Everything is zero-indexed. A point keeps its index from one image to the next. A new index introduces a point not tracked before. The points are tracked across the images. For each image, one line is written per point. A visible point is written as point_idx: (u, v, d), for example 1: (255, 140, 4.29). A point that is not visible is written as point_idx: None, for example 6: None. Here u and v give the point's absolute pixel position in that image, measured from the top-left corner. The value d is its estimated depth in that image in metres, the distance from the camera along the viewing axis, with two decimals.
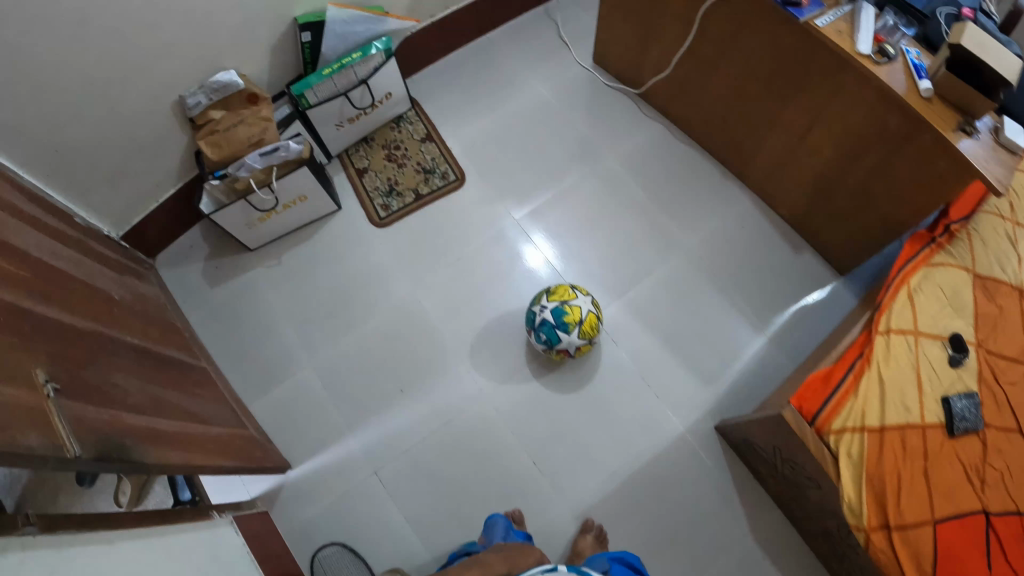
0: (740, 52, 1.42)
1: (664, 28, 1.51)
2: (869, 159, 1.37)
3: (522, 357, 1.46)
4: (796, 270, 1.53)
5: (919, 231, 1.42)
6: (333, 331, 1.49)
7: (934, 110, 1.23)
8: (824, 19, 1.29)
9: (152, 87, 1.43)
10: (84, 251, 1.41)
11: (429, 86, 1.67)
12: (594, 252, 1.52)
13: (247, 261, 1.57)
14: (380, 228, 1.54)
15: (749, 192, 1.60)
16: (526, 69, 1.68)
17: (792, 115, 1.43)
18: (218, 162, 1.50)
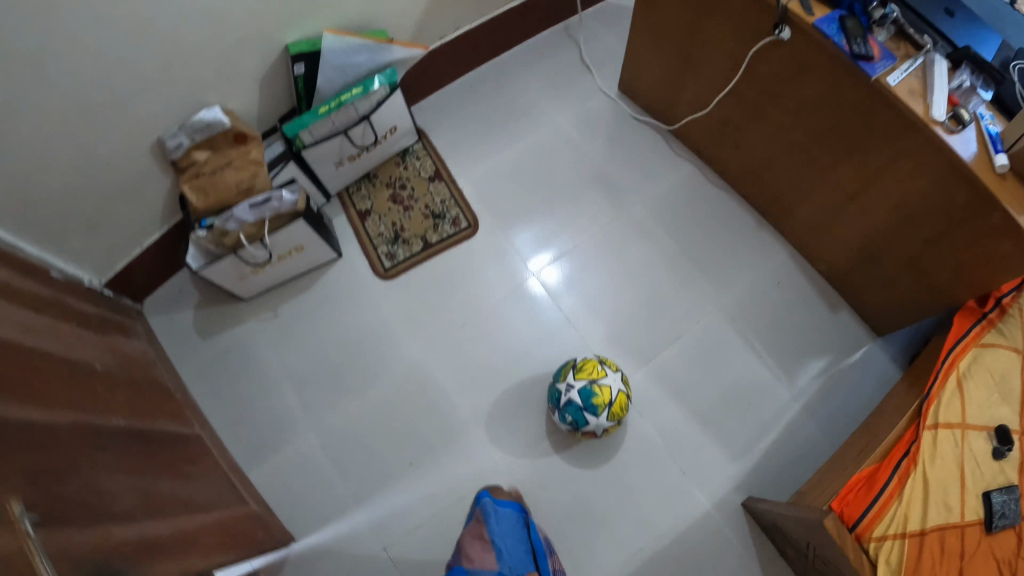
0: (792, 101, 1.28)
1: (703, 64, 1.37)
2: (929, 230, 1.25)
3: (542, 427, 1.33)
4: (834, 331, 1.43)
5: (969, 305, 1.29)
6: (337, 395, 1.37)
7: (1007, 188, 1.11)
8: (897, 77, 1.16)
9: (131, 124, 1.26)
10: (61, 314, 1.28)
11: (437, 114, 1.52)
12: (620, 311, 1.40)
13: (241, 313, 1.45)
14: (386, 281, 1.41)
15: (786, 243, 1.48)
16: (545, 97, 1.53)
17: (846, 173, 1.30)
18: (204, 210, 1.36)
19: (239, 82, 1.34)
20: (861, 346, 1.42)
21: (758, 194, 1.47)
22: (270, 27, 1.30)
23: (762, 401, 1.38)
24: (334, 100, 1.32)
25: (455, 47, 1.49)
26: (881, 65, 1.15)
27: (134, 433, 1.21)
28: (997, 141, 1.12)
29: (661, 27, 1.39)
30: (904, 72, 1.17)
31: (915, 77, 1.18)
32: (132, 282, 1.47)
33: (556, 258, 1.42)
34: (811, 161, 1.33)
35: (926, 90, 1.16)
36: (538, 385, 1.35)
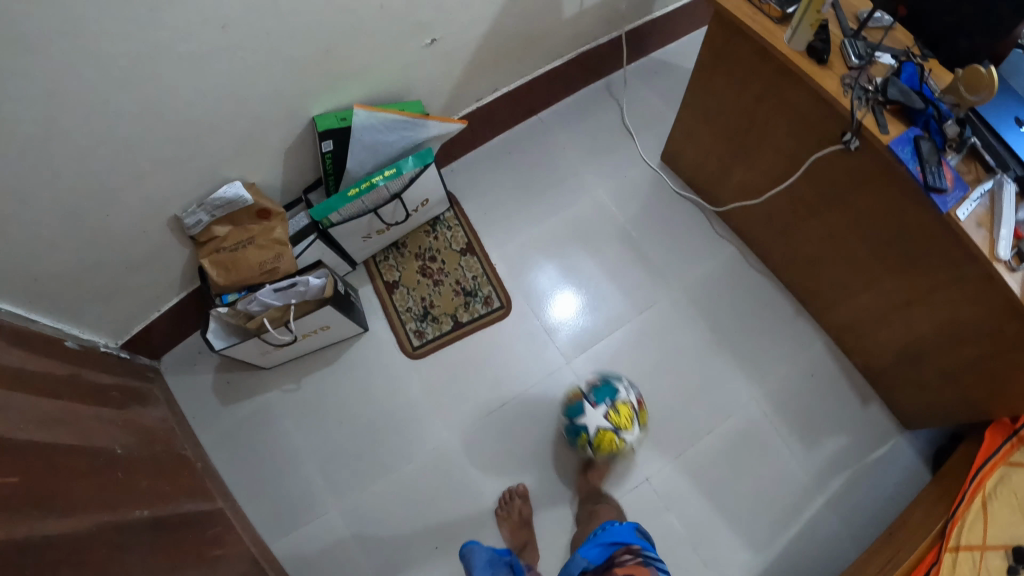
0: (850, 208, 1.25)
1: (759, 149, 1.33)
2: (973, 352, 1.21)
3: (571, 516, 1.29)
4: (863, 426, 1.41)
5: (1002, 421, 1.28)
6: (361, 474, 1.33)
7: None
8: (966, 209, 1.11)
9: (157, 187, 1.18)
10: (80, 394, 1.18)
11: (470, 178, 1.48)
12: (652, 403, 1.37)
13: (263, 381, 1.39)
14: (413, 360, 1.38)
15: (822, 333, 1.46)
16: (583, 164, 1.50)
17: (901, 284, 1.26)
18: (224, 286, 1.29)
19: (273, 148, 1.27)
20: (888, 442, 1.41)
21: (799, 283, 1.44)
22: (311, 93, 1.22)
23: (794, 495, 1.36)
24: (365, 182, 1.26)
25: (490, 109, 1.46)
26: (954, 195, 1.12)
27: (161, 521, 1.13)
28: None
29: (712, 106, 1.35)
30: (975, 202, 1.12)
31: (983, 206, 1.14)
32: (151, 341, 1.39)
33: (594, 343, 1.39)
34: (860, 265, 1.30)
35: (995, 222, 1.11)
36: (569, 473, 1.32)
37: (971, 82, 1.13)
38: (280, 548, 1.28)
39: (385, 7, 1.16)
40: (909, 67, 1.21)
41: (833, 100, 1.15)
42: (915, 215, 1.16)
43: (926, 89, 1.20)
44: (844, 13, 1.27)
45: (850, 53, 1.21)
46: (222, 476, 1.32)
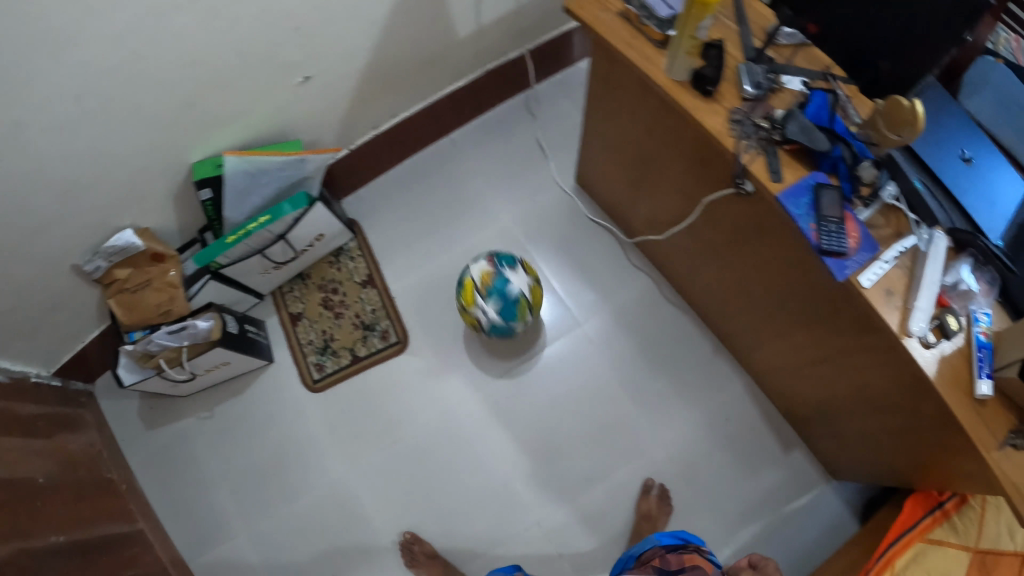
0: (753, 256, 1.16)
1: (659, 184, 1.24)
2: (894, 421, 1.14)
3: (468, 551, 1.28)
4: (785, 475, 1.35)
5: (928, 492, 1.25)
6: (266, 503, 1.35)
7: (984, 417, 1.01)
8: (875, 275, 1.03)
9: (61, 229, 1.18)
10: (6, 423, 1.17)
11: (374, 204, 1.47)
12: (546, 446, 1.33)
13: (180, 409, 1.42)
14: (312, 393, 1.38)
15: (743, 372, 1.39)
16: (491, 185, 1.46)
17: (817, 342, 1.18)
18: (130, 325, 1.32)
19: (171, 187, 1.27)
20: (812, 491, 1.35)
21: (716, 319, 1.36)
22: (204, 127, 1.20)
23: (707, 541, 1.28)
24: (242, 229, 1.25)
25: (392, 134, 1.43)
26: (857, 259, 1.03)
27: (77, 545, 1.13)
28: (986, 364, 1.01)
29: (614, 135, 1.25)
30: (887, 265, 1.04)
31: (899, 268, 1.05)
32: (83, 363, 1.42)
33: (498, 377, 1.36)
34: (768, 312, 1.23)
35: (912, 289, 1.04)
36: (468, 506, 1.31)
37: (895, 119, 0.99)
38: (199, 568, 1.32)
39: (268, 57, 1.15)
40: (817, 96, 1.06)
41: (716, 137, 1.02)
42: (816, 278, 1.07)
43: (836, 122, 1.06)
44: (751, 30, 1.12)
45: (745, 79, 1.06)
46: (147, 497, 1.36)
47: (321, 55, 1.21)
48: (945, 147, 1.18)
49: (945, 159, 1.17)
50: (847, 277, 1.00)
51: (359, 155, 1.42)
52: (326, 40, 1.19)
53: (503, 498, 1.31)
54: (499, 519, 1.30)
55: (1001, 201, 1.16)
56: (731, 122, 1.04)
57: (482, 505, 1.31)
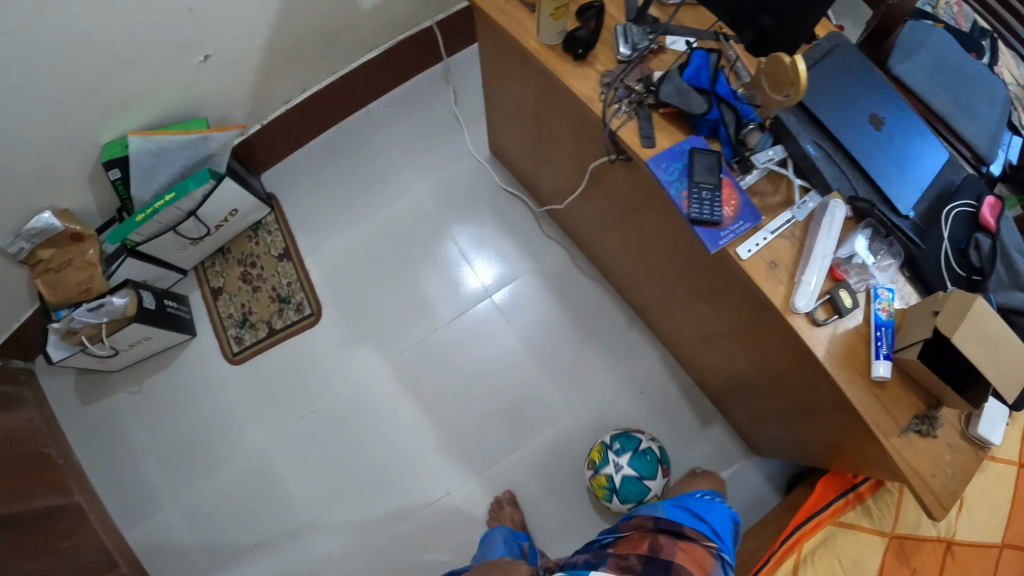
0: (639, 225, 1.15)
1: (554, 153, 1.24)
2: (789, 391, 1.13)
3: (383, 515, 1.33)
4: (700, 447, 1.35)
5: (842, 474, 1.19)
6: (193, 474, 1.38)
7: (885, 402, 1.00)
8: (750, 248, 0.99)
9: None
10: None
11: (293, 180, 1.50)
12: (458, 415, 1.37)
13: (111, 384, 1.44)
14: (233, 365, 1.42)
15: (659, 344, 1.41)
16: (405, 156, 1.50)
17: (711, 312, 1.16)
18: (55, 304, 1.31)
19: (89, 166, 1.26)
20: (730, 465, 1.35)
21: (626, 289, 1.38)
22: (120, 103, 1.19)
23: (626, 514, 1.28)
24: (150, 207, 1.27)
25: (306, 108, 1.45)
26: (733, 228, 0.98)
27: (15, 519, 1.17)
28: (882, 344, 0.99)
29: (509, 103, 1.25)
30: (770, 235, 0.99)
31: (787, 239, 1.00)
32: (26, 344, 1.41)
33: (411, 345, 1.41)
34: (661, 280, 1.23)
35: (799, 261, 0.99)
36: (384, 474, 1.35)
37: (776, 79, 0.95)
38: (136, 537, 1.35)
39: (181, 40, 1.16)
40: (697, 56, 1.02)
41: (584, 100, 1.01)
42: (691, 250, 1.06)
43: (720, 84, 1.01)
44: None
45: (622, 41, 1.03)
46: (84, 473, 1.38)
47: (235, 43, 1.24)
48: (858, 110, 1.10)
49: (857, 124, 1.09)
50: (721, 248, 0.96)
51: (275, 130, 1.44)
52: (238, 22, 1.20)
53: (422, 464, 1.36)
54: (412, 486, 1.34)
55: (919, 166, 1.10)
56: (603, 86, 1.01)
57: (394, 476, 1.35)
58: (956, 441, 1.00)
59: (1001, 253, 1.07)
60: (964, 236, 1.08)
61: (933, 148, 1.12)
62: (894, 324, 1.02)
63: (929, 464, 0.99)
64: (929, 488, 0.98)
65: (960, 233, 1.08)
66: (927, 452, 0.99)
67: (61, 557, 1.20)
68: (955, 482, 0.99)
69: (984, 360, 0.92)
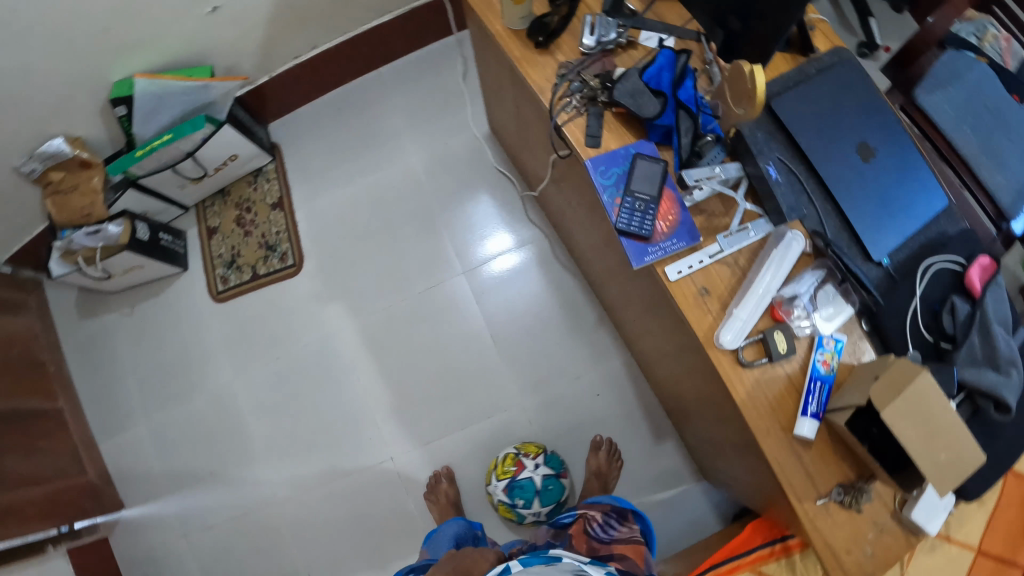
0: (595, 224, 1.10)
1: (530, 138, 1.19)
2: (726, 423, 1.06)
3: (326, 468, 1.37)
4: (648, 462, 1.30)
5: (774, 523, 1.15)
6: (166, 399, 1.47)
7: (806, 462, 0.94)
8: (682, 270, 0.93)
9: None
10: None
11: (298, 132, 1.53)
12: (415, 383, 1.37)
13: (108, 304, 1.55)
14: (217, 303, 1.48)
15: (622, 348, 1.33)
16: (405, 122, 1.50)
17: (661, 327, 1.10)
18: (62, 223, 1.42)
19: (100, 103, 1.34)
20: (677, 486, 1.29)
21: (598, 288, 1.31)
22: (130, 49, 1.24)
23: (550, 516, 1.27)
24: (150, 144, 1.33)
25: (314, 65, 1.47)
26: (665, 245, 0.93)
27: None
28: (811, 401, 0.92)
29: (493, 81, 1.21)
30: (706, 260, 0.94)
31: (728, 268, 0.94)
32: (33, 257, 1.53)
33: (383, 305, 1.40)
34: (619, 283, 1.17)
35: (735, 293, 0.93)
36: (336, 429, 1.38)
37: (734, 89, 0.90)
38: (108, 449, 1.47)
39: None
40: (663, 56, 0.97)
41: (536, 89, 1.00)
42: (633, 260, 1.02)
43: (683, 88, 0.97)
44: None
45: (587, 31, 1.00)
46: (70, 383, 1.50)
47: None
48: (844, 137, 1.01)
49: (838, 154, 1.00)
50: (644, 264, 0.91)
51: (283, 83, 1.47)
52: None
53: (371, 427, 1.37)
54: (358, 449, 1.36)
55: (905, 209, 1.00)
56: (558, 77, 0.99)
57: (340, 436, 1.38)
58: (883, 520, 0.92)
59: (979, 323, 0.97)
60: (939, 297, 1.01)
61: (928, 192, 1.02)
62: (835, 380, 0.94)
63: (847, 538, 0.92)
64: (842, 565, 0.92)
65: (936, 293, 1.00)
66: (848, 527, 0.92)
67: (32, 458, 1.33)
68: (873, 563, 0.92)
69: (918, 446, 0.82)
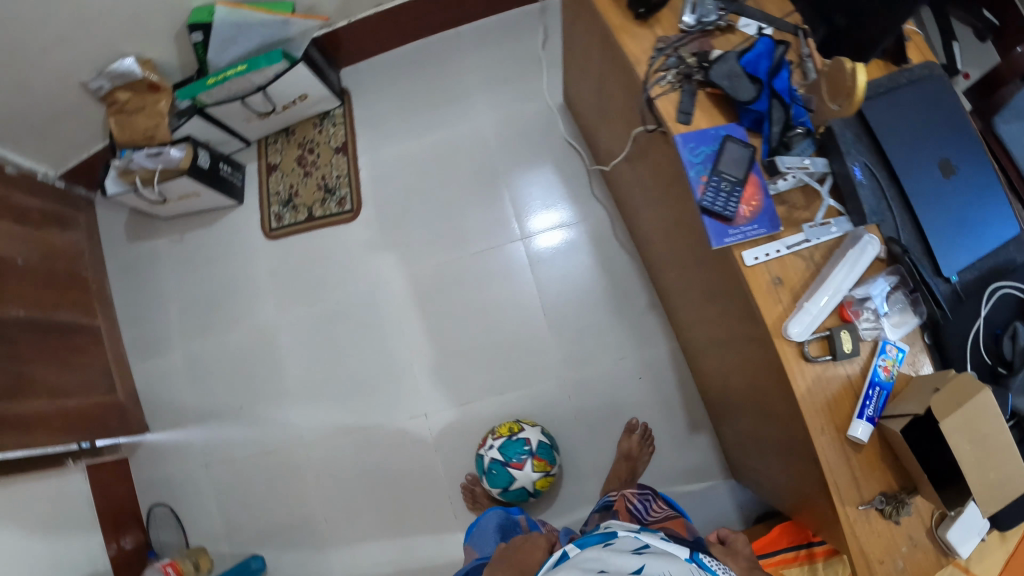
0: (665, 204, 1.11)
1: (613, 114, 1.18)
2: (772, 420, 1.06)
3: (354, 418, 1.41)
4: (679, 453, 1.31)
5: (802, 527, 1.15)
6: (204, 327, 1.50)
7: (853, 465, 0.94)
8: (758, 257, 0.94)
9: (64, 53, 1.29)
10: (7, 212, 1.38)
11: (370, 78, 1.51)
12: (456, 344, 1.38)
13: (158, 229, 1.57)
14: (268, 240, 1.47)
15: (671, 336, 1.33)
16: (480, 81, 1.45)
17: (720, 316, 1.10)
18: (122, 143, 1.43)
19: (176, 27, 1.35)
20: (704, 480, 1.30)
21: (655, 273, 1.30)
22: None
23: (566, 488, 1.32)
24: (224, 74, 1.32)
25: (395, 14, 1.44)
26: (747, 230, 0.93)
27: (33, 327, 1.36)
28: (869, 404, 0.92)
29: (578, 50, 1.20)
30: (784, 250, 0.94)
31: (804, 262, 0.94)
32: (91, 173, 1.57)
33: (438, 261, 1.40)
34: (681, 272, 1.19)
35: (808, 287, 0.93)
36: (372, 378, 1.41)
37: (833, 86, 0.88)
38: (140, 370, 1.53)
39: None
40: (762, 44, 0.96)
41: (630, 60, 0.99)
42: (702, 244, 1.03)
43: (779, 78, 0.96)
44: None
45: (688, 10, 0.99)
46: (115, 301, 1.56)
47: None
48: (925, 150, 1.00)
49: (922, 168, 0.99)
50: (723, 245, 0.92)
51: (361, 28, 1.44)
52: None
53: (406, 381, 1.39)
54: (391, 403, 1.39)
55: (981, 232, 0.99)
56: (654, 50, 0.99)
57: (374, 387, 1.40)
58: (918, 535, 0.94)
59: None
60: (1004, 321, 0.97)
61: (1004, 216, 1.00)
62: (893, 389, 0.94)
63: (881, 547, 0.93)
64: (872, 572, 0.93)
65: (1000, 317, 0.97)
66: (884, 536, 0.94)
67: (66, 373, 1.39)
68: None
69: (969, 460, 0.83)
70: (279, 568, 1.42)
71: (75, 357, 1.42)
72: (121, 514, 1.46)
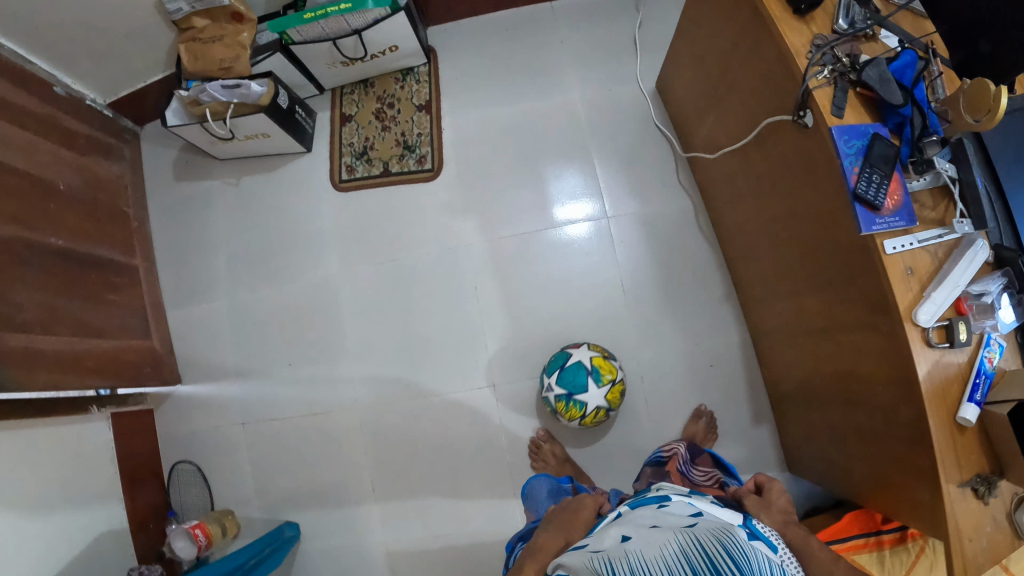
0: (776, 196, 1.17)
1: (727, 106, 1.24)
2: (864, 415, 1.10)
3: (415, 383, 1.37)
4: (739, 441, 1.35)
5: (870, 515, 1.21)
6: (256, 277, 1.45)
7: (954, 446, 0.91)
8: (899, 245, 0.93)
9: None
10: (53, 132, 1.27)
11: (458, 42, 1.52)
12: (528, 316, 1.37)
13: (211, 169, 1.51)
14: (336, 191, 1.46)
15: (742, 328, 1.38)
16: (572, 60, 1.48)
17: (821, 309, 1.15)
18: (191, 73, 1.33)
19: None
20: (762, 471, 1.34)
21: (736, 264, 1.35)
22: None
23: (627, 467, 1.33)
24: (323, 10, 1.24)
25: None
26: (888, 221, 0.94)
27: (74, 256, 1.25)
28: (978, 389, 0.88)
29: (700, 40, 1.25)
30: (916, 244, 0.94)
31: (932, 252, 0.93)
32: (141, 105, 1.48)
33: (519, 230, 1.40)
34: (773, 263, 1.24)
35: (934, 278, 0.92)
36: (438, 342, 1.38)
37: (972, 101, 0.86)
38: (177, 317, 1.45)
39: None
40: (908, 54, 0.99)
41: (791, 52, 1.02)
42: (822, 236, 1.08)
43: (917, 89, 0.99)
44: None
45: (841, 13, 1.03)
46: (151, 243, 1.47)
47: None
48: None
49: None
50: (872, 232, 0.93)
51: None
52: None
53: (474, 348, 1.37)
54: (457, 370, 1.37)
55: None
56: (812, 46, 1.01)
57: (441, 351, 1.38)
58: (1001, 517, 0.90)
59: None
60: None
61: None
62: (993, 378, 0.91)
63: (972, 526, 0.90)
64: (960, 550, 0.90)
65: None
66: (975, 515, 0.90)
67: (102, 311, 1.29)
68: (987, 556, 0.90)
69: None
70: (314, 535, 1.35)
71: (111, 295, 1.32)
72: (143, 468, 1.36)
